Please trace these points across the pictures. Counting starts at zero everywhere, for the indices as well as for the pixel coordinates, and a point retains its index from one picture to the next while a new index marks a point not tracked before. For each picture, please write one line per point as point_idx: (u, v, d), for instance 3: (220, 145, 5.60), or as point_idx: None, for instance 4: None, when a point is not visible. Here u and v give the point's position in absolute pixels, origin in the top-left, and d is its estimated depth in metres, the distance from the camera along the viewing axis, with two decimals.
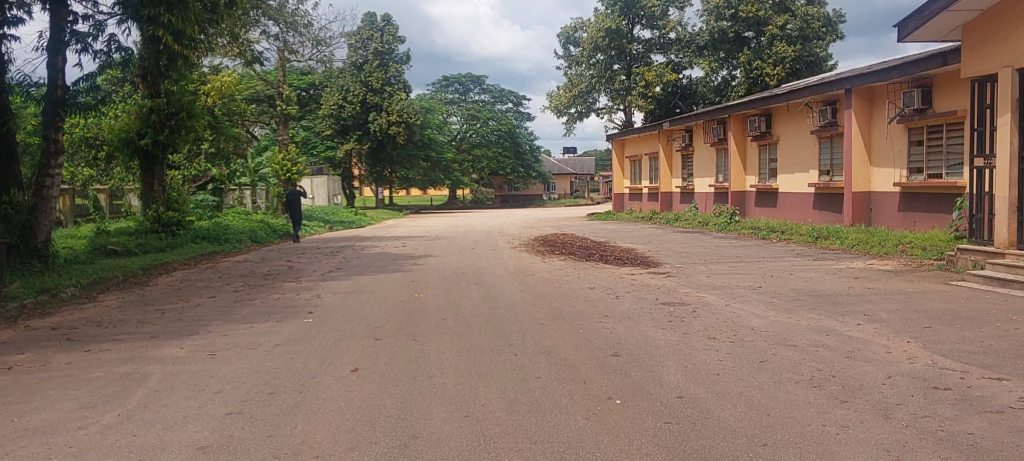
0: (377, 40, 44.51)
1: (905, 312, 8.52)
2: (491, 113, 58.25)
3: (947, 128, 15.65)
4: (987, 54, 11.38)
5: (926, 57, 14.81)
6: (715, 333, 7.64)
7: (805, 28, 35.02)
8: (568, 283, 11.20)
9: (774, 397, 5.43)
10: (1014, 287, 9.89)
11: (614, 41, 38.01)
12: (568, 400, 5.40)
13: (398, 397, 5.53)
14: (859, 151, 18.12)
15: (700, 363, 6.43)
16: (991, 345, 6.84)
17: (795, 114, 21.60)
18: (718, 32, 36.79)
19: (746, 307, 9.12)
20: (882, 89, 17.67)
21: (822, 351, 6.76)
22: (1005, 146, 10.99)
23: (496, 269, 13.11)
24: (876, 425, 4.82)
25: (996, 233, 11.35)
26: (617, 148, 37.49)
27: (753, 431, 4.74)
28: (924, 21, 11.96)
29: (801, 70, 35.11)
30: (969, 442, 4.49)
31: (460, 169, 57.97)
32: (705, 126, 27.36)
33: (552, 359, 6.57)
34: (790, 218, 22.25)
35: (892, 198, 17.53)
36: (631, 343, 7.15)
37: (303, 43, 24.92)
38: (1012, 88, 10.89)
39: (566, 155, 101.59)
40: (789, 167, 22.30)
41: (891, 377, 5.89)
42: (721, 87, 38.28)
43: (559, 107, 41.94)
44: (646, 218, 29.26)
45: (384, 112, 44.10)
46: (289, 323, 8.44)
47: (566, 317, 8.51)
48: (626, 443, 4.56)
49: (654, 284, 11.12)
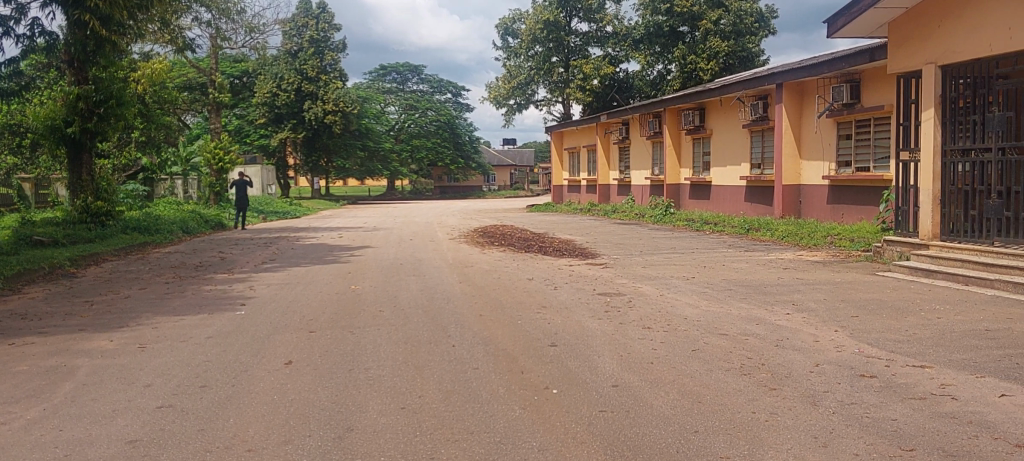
0: (311, 28, 43.86)
1: (832, 301, 8.79)
2: (429, 103, 58.47)
3: (874, 123, 16.08)
4: (912, 51, 11.67)
5: (854, 53, 15.15)
6: (650, 322, 7.73)
7: (738, 23, 35.74)
8: (505, 274, 11.20)
9: (706, 385, 5.55)
10: (937, 276, 10.23)
11: (552, 33, 38.07)
12: (505, 390, 5.42)
13: (334, 390, 5.48)
14: (789, 144, 18.54)
15: (635, 352, 6.53)
16: (914, 334, 7.08)
17: (728, 108, 21.95)
18: (654, 27, 37.28)
19: (681, 297, 9.27)
20: (812, 85, 18.06)
21: (752, 340, 6.91)
22: (929, 140, 11.37)
23: (434, 260, 13.05)
24: (804, 412, 4.95)
25: (920, 225, 11.70)
26: (554, 141, 37.68)
27: (685, 418, 4.84)
28: (852, 17, 12.15)
29: (734, 65, 35.78)
30: (893, 428, 4.64)
31: (400, 160, 57.38)
32: (641, 119, 27.64)
33: (490, 350, 6.59)
34: (722, 211, 22.62)
35: (821, 191, 17.95)
36: (568, 332, 7.23)
37: (236, 29, 24.41)
38: (935, 85, 11.22)
39: (506, 146, 101.50)
40: (722, 161, 22.67)
41: (819, 365, 6.06)
42: (657, 81, 38.73)
43: (498, 99, 41.69)
44: (584, 210, 29.44)
45: (319, 101, 43.57)
46: (220, 316, 8.29)
47: (503, 307, 8.54)
48: (561, 432, 4.61)
49: (591, 275, 11.17)
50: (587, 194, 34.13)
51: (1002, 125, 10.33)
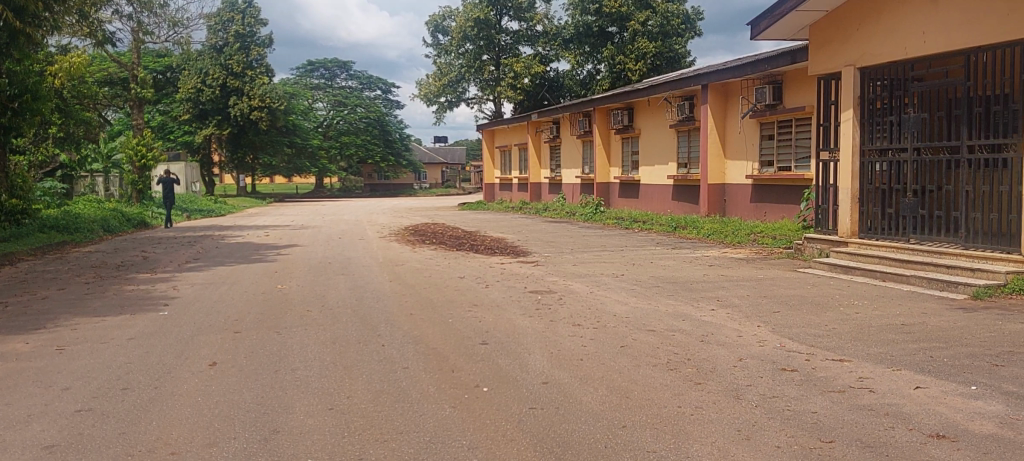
0: (237, 22, 42.83)
1: (756, 297, 9.00)
2: (358, 99, 57.75)
3: (795, 123, 16.49)
4: (831, 53, 12.02)
5: (777, 55, 15.52)
6: (580, 319, 7.81)
7: (666, 25, 36.18)
8: (436, 273, 11.18)
9: (634, 380, 5.63)
10: (855, 272, 10.56)
11: (482, 31, 38.11)
12: (435, 390, 5.42)
13: (260, 391, 5.41)
14: (714, 143, 18.91)
15: (565, 349, 6.58)
16: (833, 328, 7.31)
17: (656, 108, 22.27)
18: (584, 27, 37.58)
19: (610, 294, 9.38)
20: (736, 86, 18.44)
21: (679, 335, 7.04)
22: (847, 140, 11.72)
23: (363, 259, 12.95)
24: (727, 406, 5.06)
25: (839, 223, 12.05)
26: (486, 139, 37.71)
27: (614, 413, 4.91)
28: (775, 19, 12.39)
29: (661, 66, 36.32)
30: (813, 420, 4.78)
31: (329, 157, 56.66)
32: (571, 118, 27.86)
33: (420, 349, 6.58)
34: (651, 209, 22.95)
35: (745, 190, 18.34)
36: (500, 331, 7.24)
37: (158, 24, 23.80)
38: (854, 86, 11.57)
39: (437, 143, 101.04)
40: (650, 159, 22.99)
41: (742, 360, 6.21)
42: (586, 80, 39.06)
43: (428, 96, 41.21)
44: (515, 208, 29.57)
45: (245, 97, 42.77)
46: (143, 316, 8.10)
47: (433, 306, 8.52)
48: (491, 429, 4.63)
49: (522, 272, 11.23)
50: (519, 192, 34.26)
51: (916, 126, 10.70)
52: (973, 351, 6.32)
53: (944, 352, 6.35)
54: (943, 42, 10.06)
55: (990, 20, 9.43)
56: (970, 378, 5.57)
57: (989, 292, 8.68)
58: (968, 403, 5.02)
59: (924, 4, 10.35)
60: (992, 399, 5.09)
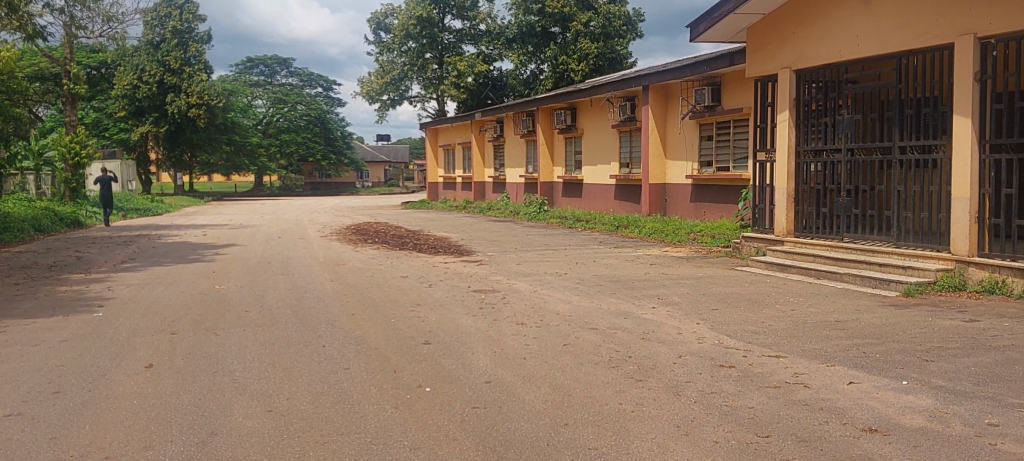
0: (175, 18, 42.02)
1: (695, 295, 9.13)
2: (299, 97, 57.04)
3: (734, 124, 16.74)
4: (769, 55, 12.25)
5: (716, 57, 15.76)
6: (522, 318, 7.84)
7: (608, 25, 36.51)
8: (379, 272, 11.11)
9: (576, 378, 5.68)
10: (790, 270, 10.78)
11: (425, 30, 37.83)
12: (377, 390, 5.39)
13: (197, 394, 5.32)
14: (655, 144, 19.13)
15: (508, 347, 6.60)
16: (770, 325, 7.45)
17: (598, 108, 22.44)
18: (527, 26, 37.66)
19: (553, 292, 9.44)
20: (676, 87, 18.69)
21: (621, 333, 7.12)
22: (784, 141, 11.96)
23: (304, 258, 12.80)
24: (668, 402, 5.14)
25: (775, 222, 12.29)
26: (429, 137, 37.58)
27: (555, 412, 4.94)
28: (714, 21, 12.53)
29: (603, 66, 36.64)
30: (750, 416, 4.87)
31: (268, 155, 55.84)
32: (515, 118, 27.92)
33: (361, 349, 6.54)
34: (593, 208, 23.11)
35: (685, 190, 18.58)
36: (442, 330, 7.23)
37: (92, 18, 23.19)
38: (790, 88, 11.82)
39: (379, 141, 100.26)
40: (593, 159, 23.14)
41: (682, 357, 6.30)
42: (530, 80, 39.18)
43: (371, 94, 40.93)
44: (459, 207, 29.52)
45: (183, 94, 41.90)
46: (76, 318, 7.90)
47: (375, 306, 8.47)
48: (432, 430, 4.63)
49: (465, 271, 11.24)
50: (462, 191, 34.23)
51: (850, 127, 10.96)
52: (904, 347, 6.51)
53: (877, 347, 6.53)
54: (876, 45, 10.32)
55: (919, 24, 9.69)
56: (901, 373, 5.73)
57: (920, 289, 8.95)
58: (899, 397, 5.17)
59: (857, 8, 10.61)
60: (922, 393, 5.26)
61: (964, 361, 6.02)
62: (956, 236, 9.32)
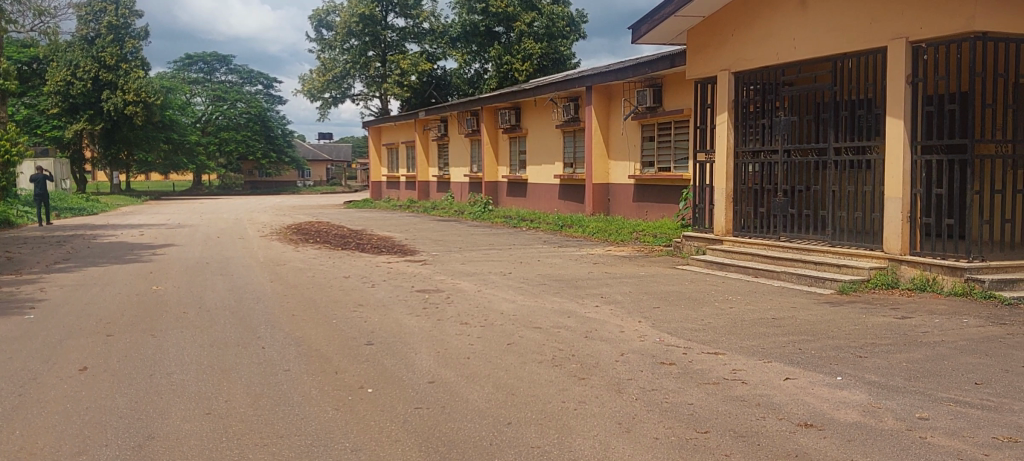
0: (110, 13, 40.88)
1: (637, 293, 9.24)
2: (239, 95, 56.22)
3: (675, 125, 16.94)
4: (708, 57, 12.44)
5: (658, 59, 15.95)
6: (466, 318, 7.83)
7: (551, 26, 36.78)
8: (320, 272, 11.01)
9: (519, 377, 5.71)
10: (730, 269, 10.96)
11: (368, 27, 37.69)
12: (318, 392, 5.34)
13: (133, 397, 5.21)
14: (598, 144, 19.27)
15: (452, 347, 6.59)
16: (710, 323, 7.57)
17: (542, 108, 22.53)
18: (470, 26, 37.65)
19: (497, 291, 9.46)
20: (618, 88, 18.86)
21: (564, 332, 7.16)
22: (723, 142, 12.17)
23: (244, 259, 12.61)
24: (610, 400, 5.18)
25: (715, 221, 12.48)
26: (372, 136, 37.30)
27: (499, 411, 4.95)
28: (654, 23, 12.65)
29: (547, 66, 36.85)
30: (690, 412, 4.94)
31: (207, 153, 54.84)
32: (459, 117, 27.88)
33: (302, 351, 6.47)
34: (538, 207, 23.20)
35: (628, 190, 18.77)
36: (385, 331, 7.19)
37: (22, 12, 22.52)
38: (728, 90, 12.02)
39: (321, 140, 99.16)
40: (537, 159, 23.24)
41: (624, 354, 6.36)
42: (474, 79, 39.09)
43: (312, 92, 40.52)
44: (403, 206, 29.38)
45: (119, 91, 41.03)
46: (5, 320, 7.66)
47: (316, 307, 8.38)
48: (374, 431, 4.60)
49: (408, 271, 11.19)
50: (406, 190, 34.08)
51: (786, 129, 11.19)
52: (838, 343, 6.67)
53: (812, 344, 6.68)
54: (812, 47, 10.53)
55: (854, 28, 9.93)
56: (836, 369, 5.87)
57: (854, 287, 9.18)
58: (833, 392, 5.30)
59: (794, 11, 10.83)
60: (855, 388, 5.39)
61: (896, 357, 6.20)
62: (889, 234, 9.58)
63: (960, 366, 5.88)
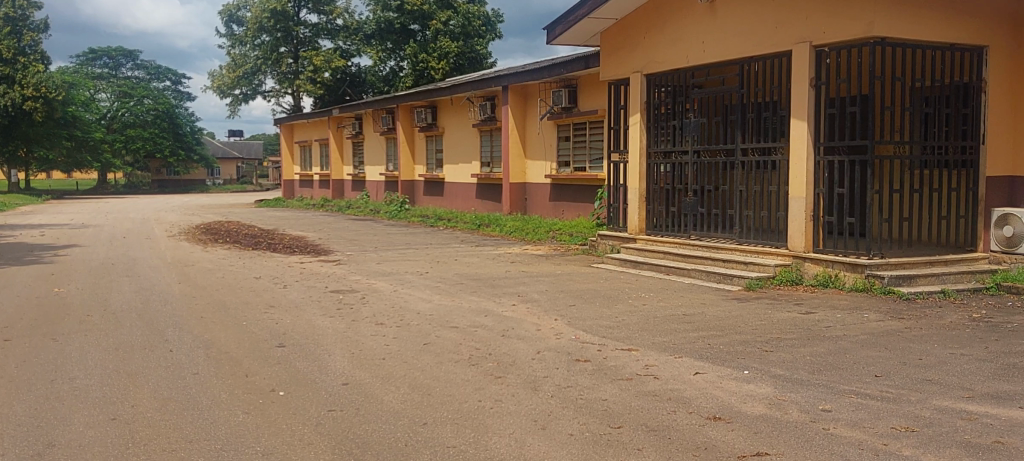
0: (7, 4, 39.69)
1: (553, 291, 9.31)
2: (145, 91, 54.74)
3: (590, 126, 17.13)
4: (621, 59, 12.62)
5: (572, 60, 16.11)
6: (381, 318, 7.77)
7: (467, 25, 36.93)
8: (230, 273, 10.78)
9: (435, 377, 5.69)
10: (643, 267, 11.15)
11: (280, 23, 37.09)
12: (228, 395, 5.23)
13: (31, 404, 5.01)
14: (515, 143, 19.35)
15: (366, 348, 6.54)
16: (624, 320, 7.69)
17: (459, 107, 22.52)
18: (385, 23, 37.43)
19: (413, 291, 9.42)
20: (535, 88, 19.00)
21: (481, 331, 7.17)
22: (636, 142, 12.37)
23: (151, 260, 12.25)
24: (525, 398, 5.22)
25: (629, 220, 12.68)
26: (285, 134, 36.63)
27: (414, 412, 4.93)
28: (569, 24, 12.76)
29: (464, 65, 36.87)
30: (604, 407, 5.02)
31: (113, 150, 53.06)
32: (373, 115, 27.66)
33: (211, 354, 6.31)
34: (455, 206, 23.17)
35: (544, 189, 18.91)
36: (298, 332, 7.09)
37: None
38: (640, 93, 12.23)
39: (231, 137, 96.88)
40: (454, 158, 23.22)
41: (540, 352, 6.41)
42: (389, 77, 38.92)
43: (222, 88, 39.64)
44: (316, 205, 28.96)
45: (17, 85, 39.12)
46: None
47: (227, 308, 8.21)
48: (286, 435, 4.53)
49: (322, 272, 11.05)
50: (320, 189, 33.59)
51: (696, 130, 11.42)
52: (746, 338, 6.85)
53: (721, 339, 6.85)
54: (721, 49, 10.78)
55: (760, 32, 10.21)
56: (743, 363, 6.03)
57: (760, 284, 9.45)
58: (741, 386, 5.44)
59: (703, 16, 11.08)
60: (762, 381, 5.55)
61: (800, 351, 6.40)
62: (793, 232, 9.88)
63: (860, 359, 6.11)
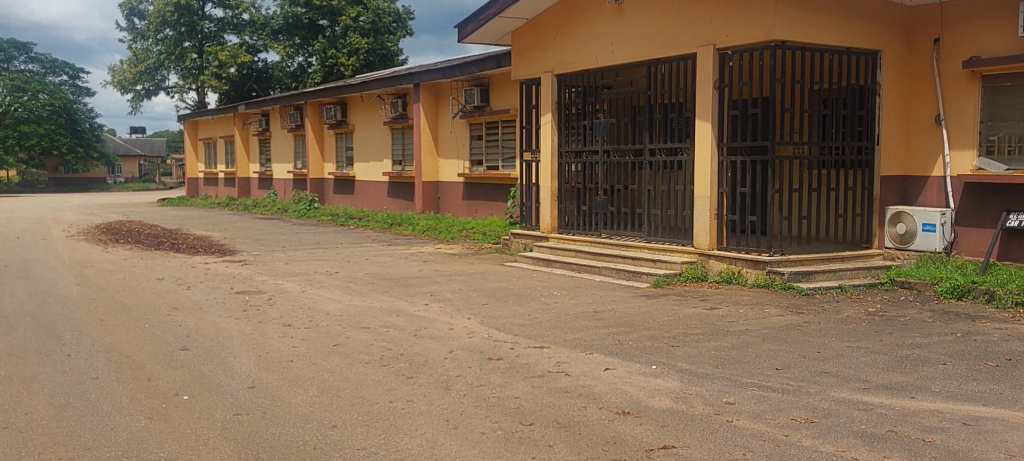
0: None
1: (466, 290, 9.32)
2: (40, 85, 52.22)
3: (502, 125, 17.20)
4: (532, 59, 12.73)
5: (484, 59, 16.15)
6: (290, 319, 7.67)
7: (377, 21, 36.90)
8: (131, 274, 10.43)
9: (345, 378, 5.63)
10: (555, 265, 11.25)
11: (184, 17, 36.05)
12: (129, 400, 5.07)
13: None
14: (427, 142, 19.28)
15: (274, 350, 6.42)
16: (536, 318, 7.75)
17: (369, 105, 22.31)
18: (293, 18, 36.14)
19: (323, 292, 9.30)
20: (447, 86, 18.96)
21: (392, 331, 7.12)
22: (548, 142, 12.49)
23: (46, 261, 11.74)
24: (437, 397, 5.21)
25: (541, 219, 12.78)
26: (188, 130, 35.67)
27: (323, 414, 4.87)
28: (480, 23, 12.76)
29: (374, 62, 37.15)
30: (515, 405, 5.04)
31: (5, 147, 50.61)
32: (282, 112, 27.16)
33: (111, 358, 6.11)
34: (366, 205, 22.93)
35: (457, 188, 18.89)
36: (203, 335, 6.91)
37: None
38: (551, 92, 12.35)
39: (133, 134, 93.63)
40: (365, 156, 22.98)
41: (453, 351, 6.41)
42: (297, 73, 37.80)
43: (123, 84, 38.48)
44: (222, 204, 28.24)
45: None
46: None
47: (128, 311, 7.94)
48: (191, 439, 4.42)
49: (229, 273, 10.78)
50: (227, 188, 32.81)
51: (606, 130, 11.58)
52: (654, 334, 6.99)
53: (630, 335, 6.97)
54: (629, 51, 10.96)
55: (667, 34, 10.42)
56: (652, 358, 6.14)
57: (667, 281, 9.64)
58: (649, 381, 5.55)
59: (611, 17, 11.25)
60: (669, 376, 5.67)
61: (706, 345, 6.56)
62: (698, 230, 10.11)
63: (763, 353, 6.30)
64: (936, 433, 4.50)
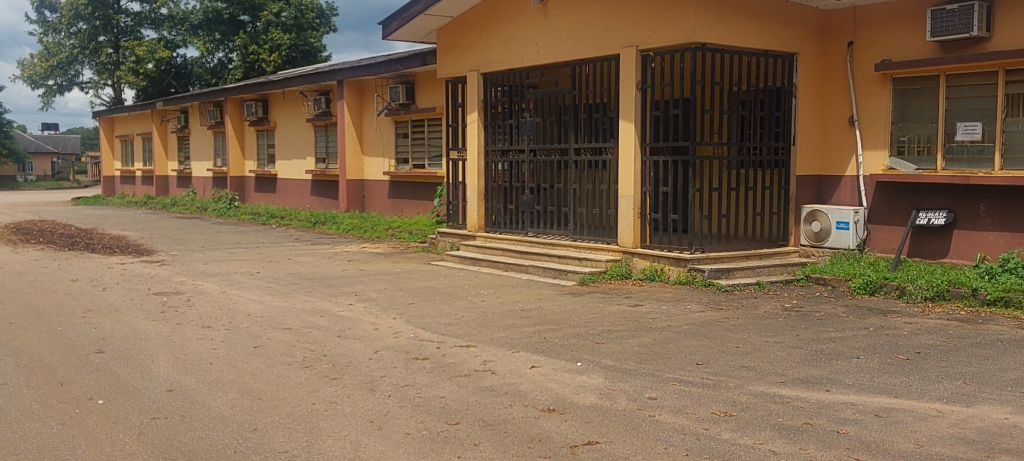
0: None
1: (391, 290, 9.27)
2: None
3: (428, 123, 17.15)
4: (458, 57, 12.71)
5: (409, 56, 16.07)
6: (209, 321, 7.51)
7: (300, 17, 36.17)
8: (42, 276, 10.06)
9: (267, 381, 5.54)
10: (482, 263, 11.27)
11: (98, 10, 35.28)
12: (39, 406, 4.90)
13: None
14: (351, 140, 19.09)
15: (193, 353, 6.28)
16: (462, 317, 7.74)
17: (292, 102, 21.97)
18: (212, 13, 35.44)
19: (244, 292, 9.13)
20: (371, 84, 18.80)
21: (316, 332, 7.03)
22: (474, 141, 12.50)
23: None
24: (362, 398, 5.16)
25: (467, 218, 12.79)
26: (103, 127, 34.58)
27: (244, 417, 4.79)
28: (405, 20, 12.68)
29: (296, 58, 36.41)
30: (441, 405, 5.04)
31: None
32: (201, 108, 26.54)
33: (20, 362, 5.89)
34: (290, 204, 22.60)
35: (382, 186, 18.76)
36: (119, 337, 6.72)
37: None
38: (478, 91, 12.35)
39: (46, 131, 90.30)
40: (287, 154, 22.64)
41: (378, 352, 6.36)
42: (217, 69, 36.94)
43: (34, 78, 37.09)
44: (140, 203, 27.47)
45: None
46: None
47: (39, 313, 7.67)
48: (106, 445, 4.30)
49: (146, 274, 10.50)
50: (144, 186, 31.93)
51: (532, 129, 11.63)
52: (579, 331, 7.05)
53: (555, 333, 7.02)
54: (554, 50, 11.04)
55: (591, 33, 10.53)
56: (577, 356, 6.20)
57: (593, 278, 9.75)
58: (573, 378, 5.61)
59: (537, 16, 11.31)
60: (594, 373, 5.73)
61: (629, 342, 6.65)
62: (623, 228, 10.25)
63: (684, 349, 6.41)
64: (850, 425, 4.65)
